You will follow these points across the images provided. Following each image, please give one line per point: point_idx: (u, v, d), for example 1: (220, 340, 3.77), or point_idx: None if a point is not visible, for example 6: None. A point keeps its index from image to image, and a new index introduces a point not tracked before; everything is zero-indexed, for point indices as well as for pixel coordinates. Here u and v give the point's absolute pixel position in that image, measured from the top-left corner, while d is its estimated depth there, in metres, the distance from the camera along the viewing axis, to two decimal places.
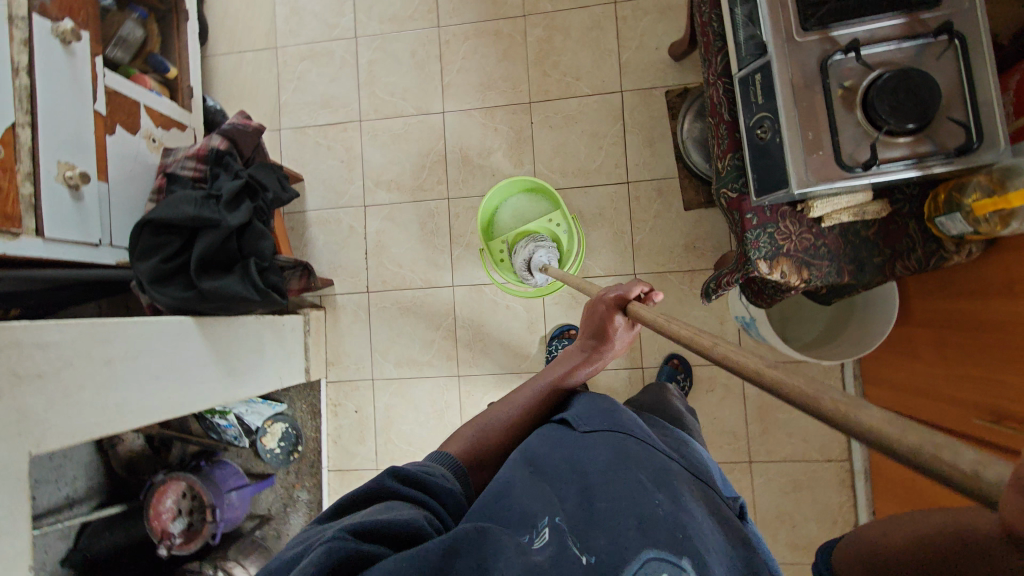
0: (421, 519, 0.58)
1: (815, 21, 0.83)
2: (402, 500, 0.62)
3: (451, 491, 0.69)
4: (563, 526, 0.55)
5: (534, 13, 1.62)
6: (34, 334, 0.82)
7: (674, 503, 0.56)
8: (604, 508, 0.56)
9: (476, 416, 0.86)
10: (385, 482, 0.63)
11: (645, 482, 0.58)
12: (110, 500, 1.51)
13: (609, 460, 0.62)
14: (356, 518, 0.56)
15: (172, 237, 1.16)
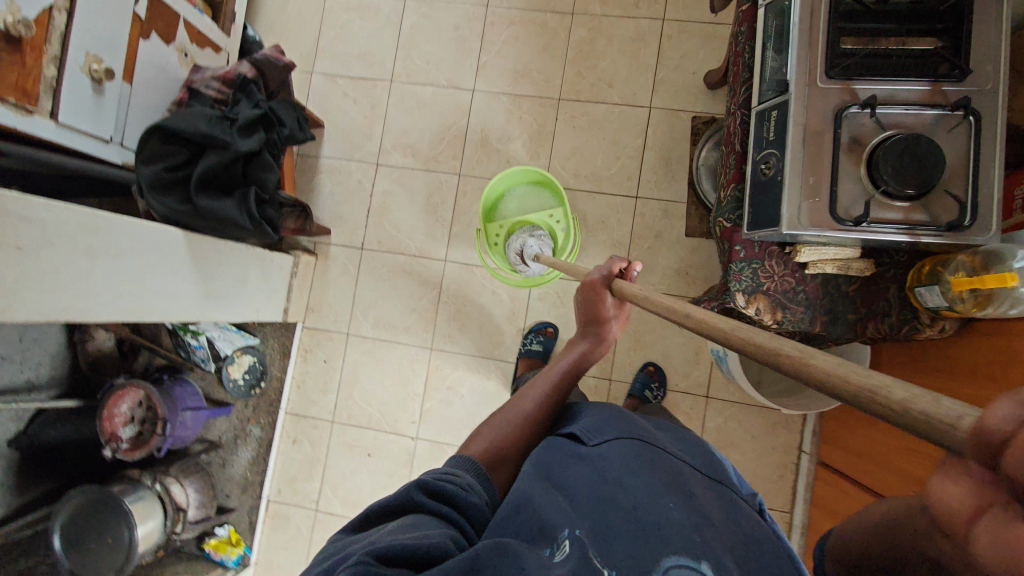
0: (447, 537, 0.54)
1: (840, 69, 0.83)
2: (430, 513, 0.58)
3: (481, 501, 0.64)
4: (584, 537, 0.53)
5: (582, 13, 1.63)
6: (22, 207, 0.83)
7: (690, 508, 0.55)
8: (617, 520, 0.55)
9: (490, 419, 0.81)
10: (412, 494, 0.60)
11: (654, 486, 0.58)
12: (69, 394, 1.52)
13: (618, 469, 0.61)
14: (381, 536, 0.53)
15: (180, 149, 1.18)
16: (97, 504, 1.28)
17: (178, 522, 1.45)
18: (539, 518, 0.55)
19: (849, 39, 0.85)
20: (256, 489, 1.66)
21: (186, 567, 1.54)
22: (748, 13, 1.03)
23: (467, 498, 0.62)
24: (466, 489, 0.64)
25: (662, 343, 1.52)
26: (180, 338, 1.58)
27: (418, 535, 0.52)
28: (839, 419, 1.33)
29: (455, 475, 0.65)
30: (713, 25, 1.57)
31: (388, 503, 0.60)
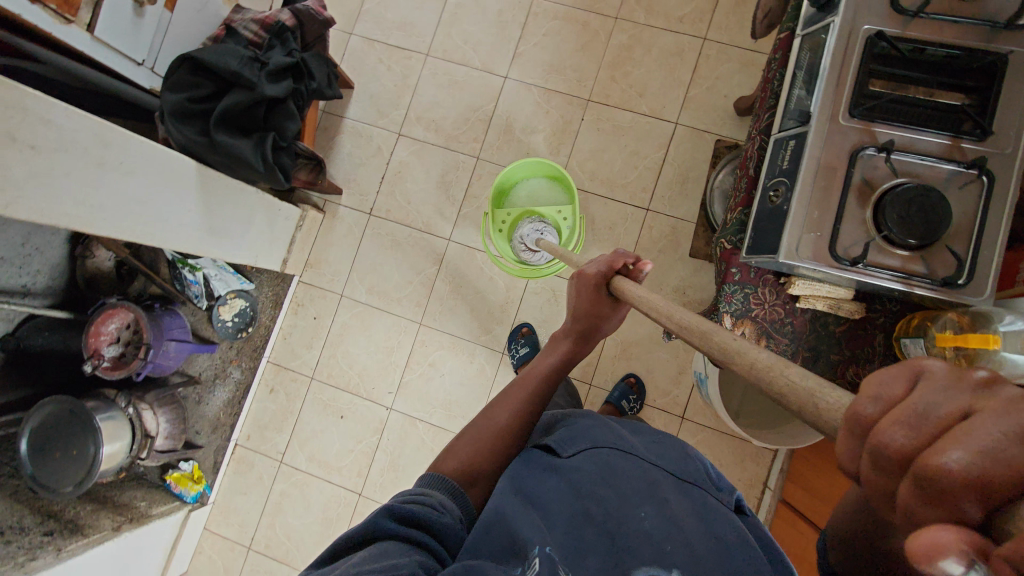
0: (416, 564, 0.50)
1: (864, 109, 0.83)
2: (400, 540, 0.54)
3: (455, 522, 0.60)
4: (555, 555, 0.52)
5: (626, 19, 1.63)
6: (43, 108, 0.84)
7: (662, 516, 0.55)
8: (590, 536, 0.55)
9: (468, 430, 0.75)
10: (379, 521, 0.56)
11: (628, 497, 0.58)
12: (62, 304, 1.55)
13: (591, 480, 0.60)
14: (345, 565, 0.49)
15: (206, 82, 1.19)
16: (67, 416, 1.30)
17: (145, 448, 1.46)
18: (510, 535, 0.53)
19: (878, 81, 0.85)
20: (225, 430, 1.67)
21: (145, 495, 1.56)
22: (784, 41, 1.03)
23: (438, 520, 0.57)
24: (438, 510, 0.60)
25: (647, 356, 1.53)
26: (178, 272, 1.63)
27: (384, 564, 0.48)
28: (806, 461, 1.33)
29: (425, 497, 0.61)
30: (753, 52, 1.56)
31: (354, 531, 0.55)
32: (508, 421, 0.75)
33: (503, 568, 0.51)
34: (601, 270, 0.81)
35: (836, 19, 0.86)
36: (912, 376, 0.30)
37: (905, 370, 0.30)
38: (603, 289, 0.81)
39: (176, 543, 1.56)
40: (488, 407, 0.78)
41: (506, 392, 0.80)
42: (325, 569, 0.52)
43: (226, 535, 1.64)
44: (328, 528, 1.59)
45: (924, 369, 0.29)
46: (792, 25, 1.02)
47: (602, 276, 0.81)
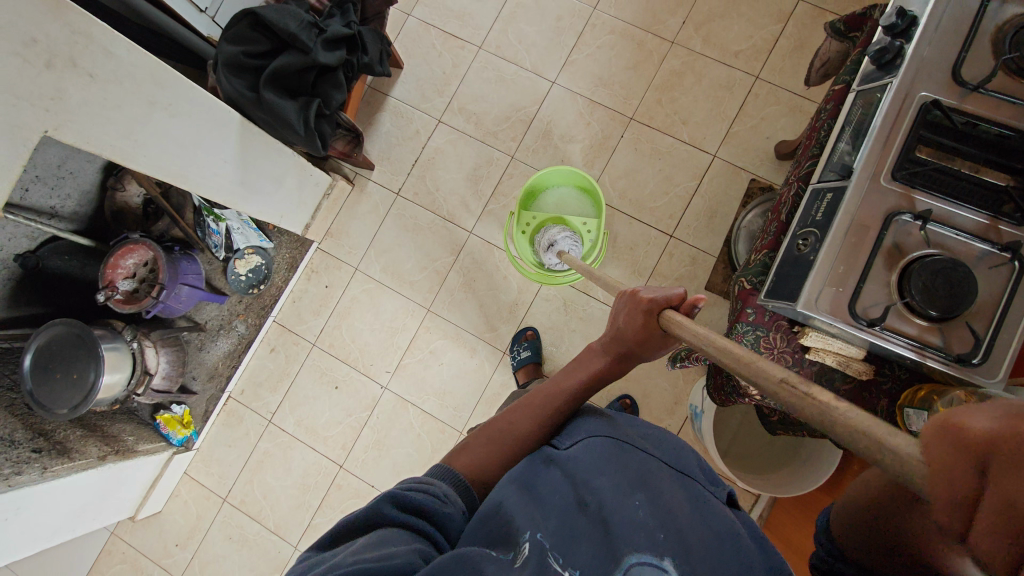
0: (415, 554, 0.52)
1: (907, 174, 0.83)
2: (401, 528, 0.57)
3: (458, 511, 0.62)
4: (546, 542, 0.54)
5: (681, 45, 1.63)
6: (107, 40, 0.87)
7: (655, 507, 0.58)
8: (582, 523, 0.57)
9: (488, 429, 0.76)
10: (382, 508, 0.58)
11: (621, 487, 0.60)
12: (84, 231, 1.57)
13: (586, 470, 0.63)
14: (350, 555, 0.52)
15: (264, 40, 1.21)
16: (74, 339, 1.33)
17: (142, 385, 1.48)
18: (504, 522, 0.56)
19: (925, 148, 0.85)
20: (221, 381, 1.69)
21: (133, 429, 1.57)
22: (838, 93, 1.03)
23: (440, 510, 0.60)
24: (442, 499, 0.61)
25: (646, 381, 1.53)
26: (202, 219, 1.64)
27: (382, 553, 0.51)
28: (787, 517, 1.31)
29: (430, 485, 0.62)
30: (802, 99, 1.56)
31: (359, 515, 0.58)
32: (530, 429, 0.75)
33: (495, 554, 0.54)
34: (656, 298, 0.77)
35: (895, 80, 0.86)
36: (975, 459, 0.32)
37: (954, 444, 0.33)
38: (651, 319, 0.77)
39: (155, 482, 1.58)
40: (510, 410, 0.78)
41: (530, 397, 0.80)
42: (330, 552, 0.56)
43: (204, 483, 1.66)
44: (304, 494, 1.61)
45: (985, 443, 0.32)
46: (848, 79, 1.02)
47: (653, 305, 0.77)
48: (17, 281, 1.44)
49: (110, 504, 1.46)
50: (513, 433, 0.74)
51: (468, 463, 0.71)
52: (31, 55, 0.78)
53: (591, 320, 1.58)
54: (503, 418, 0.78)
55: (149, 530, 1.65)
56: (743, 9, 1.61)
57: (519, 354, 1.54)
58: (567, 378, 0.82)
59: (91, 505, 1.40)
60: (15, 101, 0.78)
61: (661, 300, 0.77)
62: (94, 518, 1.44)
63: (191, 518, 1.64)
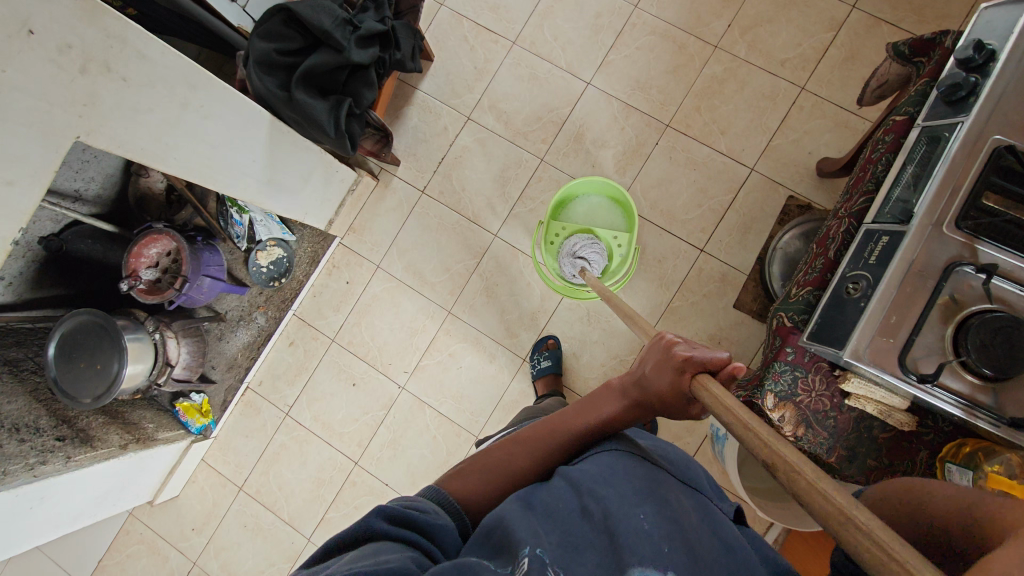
0: (408, 560, 0.50)
1: (972, 223, 0.79)
2: (394, 539, 0.54)
3: (448, 524, 0.59)
4: (546, 555, 0.50)
5: (725, 51, 1.56)
6: (141, 43, 0.84)
7: (660, 516, 0.56)
8: (587, 532, 0.54)
9: (481, 464, 0.69)
10: (374, 521, 0.55)
11: (627, 496, 0.57)
12: (108, 216, 1.56)
13: (591, 480, 0.59)
14: (338, 566, 0.49)
15: (299, 36, 1.17)
16: (98, 328, 1.33)
17: (163, 374, 1.49)
18: (507, 536, 0.53)
19: (994, 195, 0.80)
20: (240, 372, 1.70)
21: (153, 416, 1.57)
22: (899, 125, 0.97)
23: (435, 521, 0.57)
24: (432, 513, 0.60)
25: None
26: (226, 210, 1.61)
27: (373, 560, 0.49)
28: (805, 545, 1.30)
29: (418, 502, 0.61)
30: (850, 113, 1.49)
31: (347, 534, 0.55)
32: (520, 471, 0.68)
33: (495, 568, 0.50)
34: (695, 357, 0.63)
35: (965, 121, 0.81)
36: None
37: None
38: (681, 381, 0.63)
39: (173, 469, 1.60)
40: (505, 450, 0.71)
41: (525, 441, 0.71)
42: (321, 564, 0.53)
43: (221, 472, 1.68)
44: (319, 488, 1.62)
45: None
46: (911, 110, 0.96)
47: (688, 365, 0.62)
48: (39, 264, 1.43)
49: (129, 490, 1.48)
50: (512, 467, 0.68)
51: (465, 485, 0.67)
52: (65, 62, 0.75)
53: (614, 332, 1.56)
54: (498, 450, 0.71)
55: (166, 514, 1.68)
56: (792, 14, 1.53)
57: (539, 363, 1.52)
58: (568, 423, 0.71)
59: (112, 492, 1.42)
60: (48, 108, 0.76)
61: (702, 361, 0.62)
62: (115, 503, 1.46)
63: (207, 504, 1.67)
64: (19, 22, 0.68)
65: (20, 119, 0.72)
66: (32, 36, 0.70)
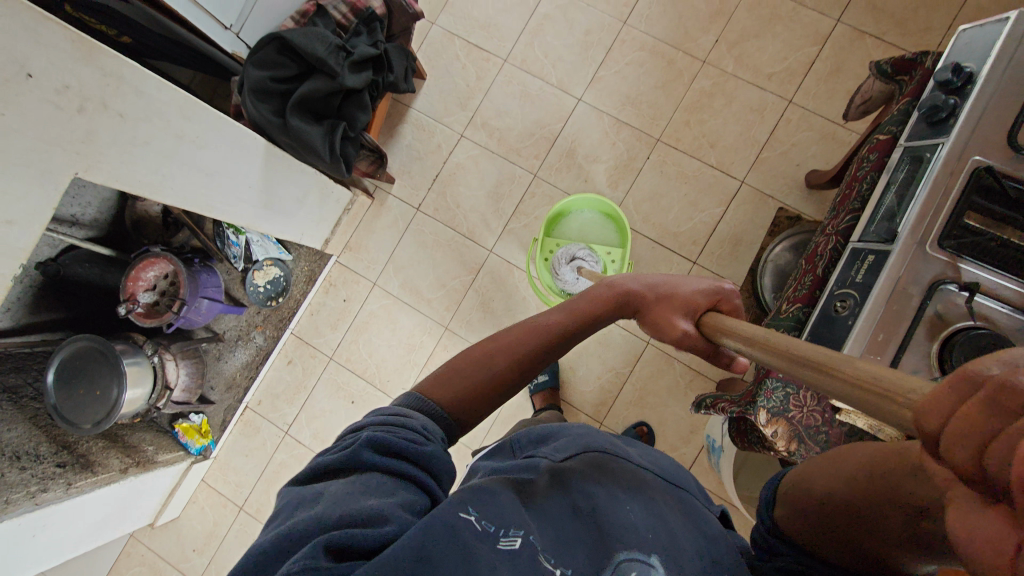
0: (400, 511, 0.45)
1: (955, 243, 0.81)
2: (384, 472, 0.48)
3: (440, 447, 0.53)
4: (538, 543, 0.47)
5: (713, 65, 1.59)
6: (137, 79, 0.86)
7: (647, 513, 0.55)
8: (576, 526, 0.51)
9: (483, 359, 0.63)
10: (362, 452, 0.49)
11: (615, 494, 0.57)
12: (104, 240, 1.57)
13: (580, 477, 0.58)
14: (325, 507, 0.44)
15: (294, 63, 1.19)
16: (96, 354, 1.33)
17: (162, 398, 1.49)
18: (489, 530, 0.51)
19: (975, 215, 0.82)
20: (239, 392, 1.71)
21: (153, 439, 1.58)
22: (883, 144, 0.99)
23: (426, 450, 0.51)
24: (422, 434, 0.53)
25: (662, 409, 1.52)
26: (221, 231, 1.62)
27: (365, 514, 0.43)
28: None
29: (406, 420, 0.53)
30: (837, 126, 1.52)
31: (332, 461, 0.50)
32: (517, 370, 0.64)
33: (480, 523, 0.47)
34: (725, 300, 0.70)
35: (946, 142, 0.83)
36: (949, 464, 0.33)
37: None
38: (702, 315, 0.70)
39: (174, 490, 1.60)
40: (510, 346, 0.64)
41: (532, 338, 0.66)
42: (310, 492, 0.48)
43: (221, 492, 1.69)
44: None
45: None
46: (894, 129, 0.98)
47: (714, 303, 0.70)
48: (38, 288, 1.43)
49: (131, 512, 1.49)
50: (498, 364, 0.63)
51: (453, 394, 0.60)
52: (63, 101, 0.77)
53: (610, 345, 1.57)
54: (498, 343, 0.65)
55: (167, 536, 1.68)
56: (778, 29, 1.56)
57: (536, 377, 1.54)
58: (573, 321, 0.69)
59: (113, 516, 1.41)
60: (47, 148, 0.77)
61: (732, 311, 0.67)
62: (116, 526, 1.46)
63: (207, 524, 1.67)
64: (17, 66, 0.69)
65: (20, 161, 0.74)
66: (30, 79, 0.71)
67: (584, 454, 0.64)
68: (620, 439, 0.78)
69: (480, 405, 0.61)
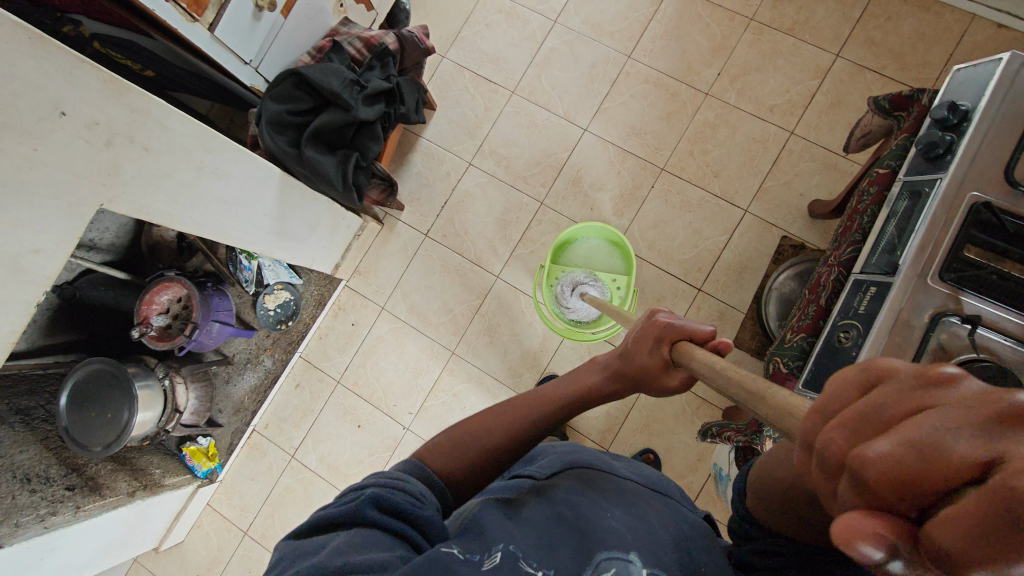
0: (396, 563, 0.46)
1: (955, 275, 0.82)
2: (383, 531, 0.50)
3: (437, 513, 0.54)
4: (519, 551, 0.47)
5: (716, 97, 1.63)
6: (162, 115, 0.90)
7: (629, 517, 0.54)
8: (559, 531, 0.51)
9: (468, 435, 0.65)
10: (363, 508, 0.51)
11: (598, 502, 0.56)
12: (120, 263, 1.60)
13: (564, 491, 0.58)
14: (325, 556, 0.45)
15: (309, 96, 1.24)
16: (110, 377, 1.35)
17: (172, 421, 1.51)
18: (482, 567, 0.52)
19: (974, 247, 0.83)
20: (247, 415, 1.72)
21: (160, 462, 1.59)
22: (882, 178, 1.02)
23: (425, 513, 0.52)
24: (420, 499, 0.54)
25: (669, 436, 1.52)
26: (234, 256, 1.66)
27: (366, 562, 0.44)
28: None
29: (407, 483, 0.55)
30: (838, 157, 1.55)
31: (334, 516, 0.51)
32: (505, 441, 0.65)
33: (463, 553, 0.48)
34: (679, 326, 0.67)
35: (943, 178, 0.85)
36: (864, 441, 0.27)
37: (864, 372, 0.29)
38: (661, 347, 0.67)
39: (180, 514, 1.60)
40: (493, 421, 0.66)
41: (515, 411, 0.68)
42: (312, 543, 0.49)
43: (226, 516, 1.69)
44: None
45: (888, 374, 0.28)
46: (893, 163, 1.01)
47: (668, 333, 0.67)
48: (53, 310, 1.46)
49: (136, 536, 1.49)
50: (484, 440, 0.64)
51: (443, 464, 0.61)
52: (92, 136, 0.81)
53: None
54: (480, 419, 0.67)
55: (171, 560, 1.68)
56: (779, 63, 1.61)
57: None
58: (557, 392, 0.70)
59: (119, 540, 1.42)
60: (76, 181, 0.81)
61: (684, 330, 0.66)
62: (121, 551, 1.46)
63: (211, 549, 1.67)
64: (51, 105, 0.73)
65: (51, 195, 0.78)
66: (63, 116, 0.75)
67: (568, 472, 0.64)
68: (610, 456, 0.79)
69: (473, 474, 0.62)
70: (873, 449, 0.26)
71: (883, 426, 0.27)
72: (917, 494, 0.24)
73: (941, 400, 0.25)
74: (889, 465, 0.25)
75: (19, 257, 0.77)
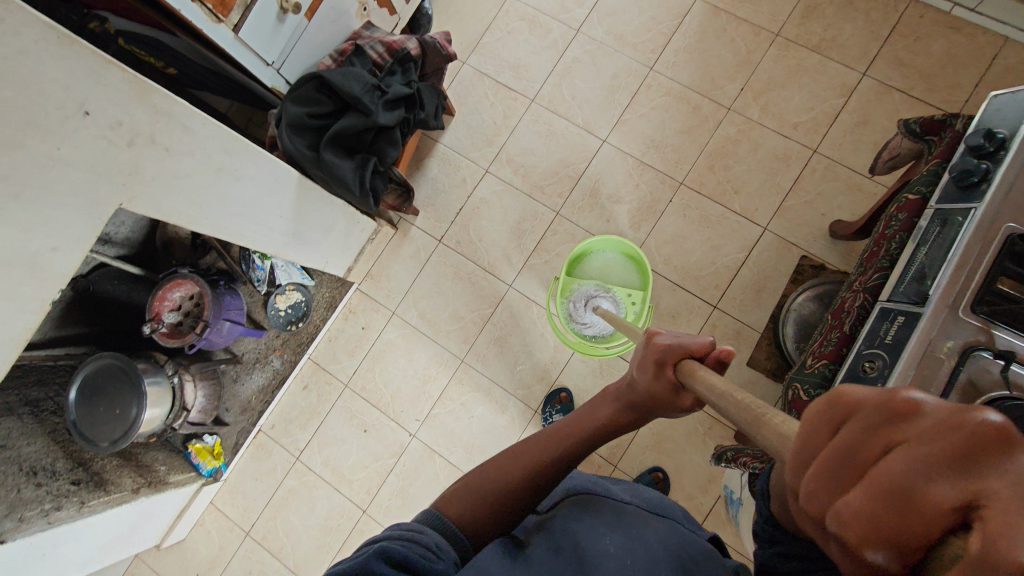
0: None
1: (988, 309, 0.79)
2: None
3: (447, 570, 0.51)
4: None
5: (738, 113, 1.61)
6: (185, 117, 0.90)
7: (625, 541, 0.54)
8: (557, 565, 0.51)
9: (486, 481, 0.62)
10: (372, 563, 0.46)
11: (596, 528, 0.56)
12: (133, 258, 1.61)
13: (562, 519, 0.58)
14: None
15: (329, 99, 1.23)
16: (119, 371, 1.34)
17: (179, 419, 1.51)
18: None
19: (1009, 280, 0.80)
20: (254, 415, 1.71)
21: (166, 458, 1.58)
22: (912, 204, 0.99)
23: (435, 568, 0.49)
24: (432, 554, 0.51)
25: (679, 455, 1.49)
26: (248, 255, 1.66)
27: None
28: None
29: (418, 537, 0.52)
30: (862, 177, 1.52)
31: (341, 571, 0.46)
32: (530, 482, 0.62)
33: None
34: (680, 344, 0.65)
35: (979, 207, 0.83)
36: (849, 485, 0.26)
37: (830, 409, 0.28)
38: (665, 369, 0.64)
39: (183, 512, 1.60)
40: (510, 465, 0.63)
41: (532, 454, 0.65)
42: None
43: (229, 516, 1.68)
44: (326, 535, 1.61)
45: (854, 406, 0.27)
46: (923, 189, 0.98)
47: (669, 354, 0.65)
48: (66, 302, 1.46)
49: (138, 534, 1.48)
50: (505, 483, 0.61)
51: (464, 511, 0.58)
52: (115, 137, 0.80)
53: None
54: (497, 463, 0.64)
55: (172, 558, 1.67)
56: (805, 80, 1.58)
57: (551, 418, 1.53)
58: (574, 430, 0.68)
59: (121, 537, 1.41)
60: (97, 180, 0.80)
61: (684, 347, 0.64)
62: (122, 549, 1.45)
63: (212, 549, 1.66)
64: (76, 105, 0.73)
65: (71, 193, 0.77)
66: (87, 116, 0.75)
67: (571, 498, 0.63)
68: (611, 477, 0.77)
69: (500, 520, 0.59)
70: (846, 506, 0.25)
71: (858, 474, 0.26)
72: (904, 551, 0.24)
73: (905, 437, 0.25)
74: (862, 524, 0.25)
75: (37, 255, 0.76)
